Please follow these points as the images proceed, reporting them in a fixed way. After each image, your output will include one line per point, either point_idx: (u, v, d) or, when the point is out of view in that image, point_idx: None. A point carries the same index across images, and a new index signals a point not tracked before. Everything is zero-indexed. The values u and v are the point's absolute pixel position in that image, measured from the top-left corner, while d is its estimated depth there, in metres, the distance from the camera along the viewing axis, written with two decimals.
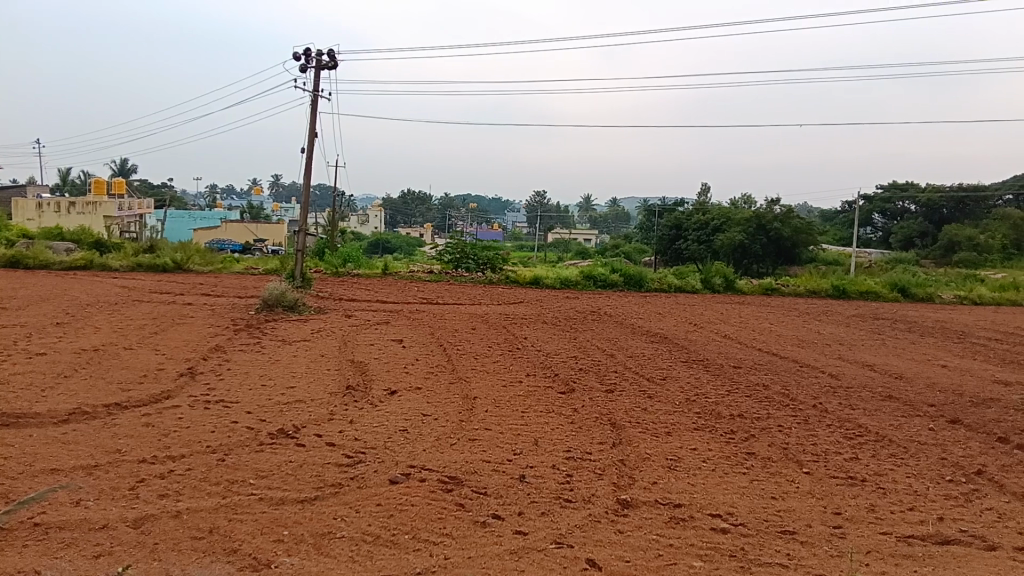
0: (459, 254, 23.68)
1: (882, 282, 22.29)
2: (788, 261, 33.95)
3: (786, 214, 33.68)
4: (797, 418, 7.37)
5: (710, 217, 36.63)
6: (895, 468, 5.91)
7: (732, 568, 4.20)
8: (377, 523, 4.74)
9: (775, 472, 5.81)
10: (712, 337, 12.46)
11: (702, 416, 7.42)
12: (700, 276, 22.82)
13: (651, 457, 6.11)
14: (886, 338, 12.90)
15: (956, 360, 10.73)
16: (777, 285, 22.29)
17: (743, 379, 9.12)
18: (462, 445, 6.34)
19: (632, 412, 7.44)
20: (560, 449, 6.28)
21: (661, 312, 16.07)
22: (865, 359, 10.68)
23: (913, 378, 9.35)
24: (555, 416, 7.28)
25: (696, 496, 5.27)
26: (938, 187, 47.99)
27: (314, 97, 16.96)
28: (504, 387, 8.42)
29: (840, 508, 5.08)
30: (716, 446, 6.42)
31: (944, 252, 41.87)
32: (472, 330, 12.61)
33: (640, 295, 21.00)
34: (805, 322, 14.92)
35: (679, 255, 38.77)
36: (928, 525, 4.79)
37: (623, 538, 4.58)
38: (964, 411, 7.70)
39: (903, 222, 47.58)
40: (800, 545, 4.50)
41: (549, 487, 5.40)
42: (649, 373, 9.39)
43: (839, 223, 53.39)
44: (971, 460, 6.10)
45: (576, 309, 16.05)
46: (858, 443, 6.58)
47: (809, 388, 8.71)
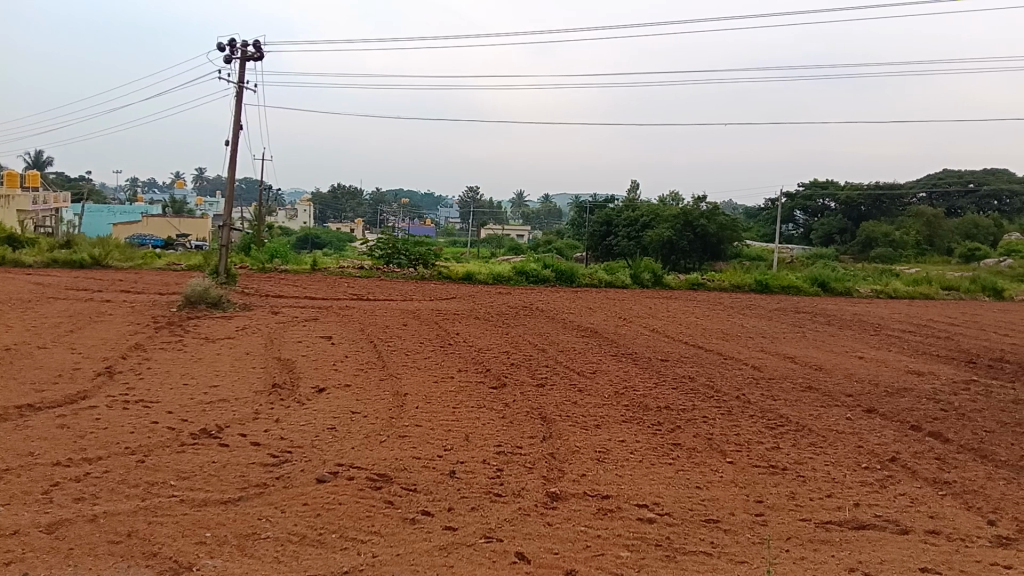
0: (390, 249, 23.47)
1: (803, 277, 22.99)
2: (714, 257, 34.70)
3: (712, 210, 34.40)
4: (722, 409, 7.53)
5: (640, 213, 37.18)
6: (815, 457, 6.09)
7: (658, 557, 4.26)
8: (303, 522, 4.65)
9: (700, 462, 5.92)
10: (641, 331, 12.64)
11: (630, 408, 7.52)
12: (630, 271, 23.16)
13: (580, 449, 6.16)
14: (807, 330, 13.31)
15: (873, 351, 11.15)
16: (703, 279, 22.77)
17: (670, 372, 9.28)
18: (391, 442, 6.27)
19: (563, 406, 7.49)
20: (491, 444, 6.27)
21: (592, 306, 16.24)
22: (787, 351, 10.99)
23: (831, 369, 9.66)
24: (486, 411, 7.27)
25: (624, 487, 5.33)
26: (855, 186, 49.76)
27: (239, 88, 16.56)
28: (436, 383, 8.37)
29: (763, 496, 5.21)
30: (643, 438, 6.52)
31: (861, 248, 43.44)
32: (403, 326, 12.50)
33: (571, 290, 21.18)
34: (730, 316, 15.28)
35: (610, 251, 39.19)
36: (846, 511, 4.95)
37: (552, 530, 4.60)
38: (879, 400, 8.00)
39: (823, 219, 49.16)
40: (724, 533, 4.59)
41: (478, 483, 5.38)
42: (579, 367, 9.48)
43: (762, 220, 54.83)
44: (885, 448, 6.34)
45: (507, 304, 16.06)
46: (780, 433, 6.77)
47: (733, 380, 8.92)
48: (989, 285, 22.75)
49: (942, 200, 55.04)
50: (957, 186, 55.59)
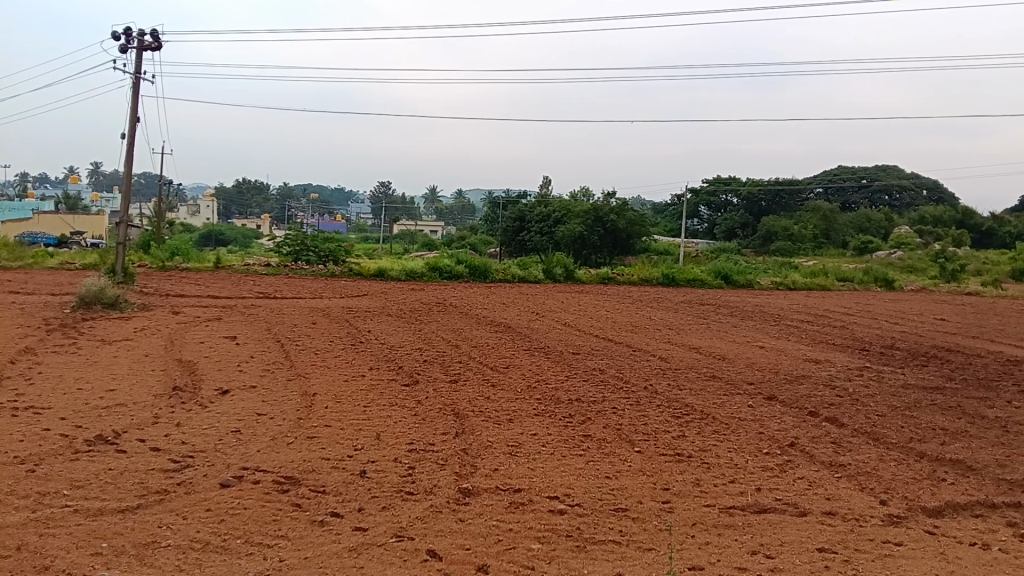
0: (298, 246, 22.98)
1: (708, 270, 23.67)
2: (623, 252, 35.35)
3: (621, 205, 35.02)
4: (630, 400, 7.69)
5: (552, 209, 37.55)
6: (719, 444, 6.28)
7: (568, 548, 4.30)
8: (207, 529, 4.50)
9: (609, 452, 6.02)
10: (553, 325, 12.75)
11: (542, 401, 7.57)
12: (542, 266, 23.34)
13: (493, 444, 6.16)
14: (711, 322, 13.73)
15: (773, 341, 11.58)
16: (613, 274, 23.18)
17: (581, 365, 9.40)
18: (299, 443, 6.13)
19: (476, 401, 7.48)
20: (402, 442, 6.20)
21: (505, 302, 16.30)
22: (692, 342, 11.30)
23: (734, 359, 9.99)
24: (398, 408, 7.19)
25: (536, 480, 5.36)
26: (756, 181, 51.57)
27: (136, 79, 15.87)
28: (346, 382, 8.23)
29: (669, 483, 5.34)
30: (554, 430, 6.58)
31: (762, 242, 45.01)
32: (312, 324, 12.24)
33: (484, 285, 21.21)
34: (639, 309, 15.61)
35: (523, 246, 39.41)
36: (748, 496, 5.12)
37: (464, 526, 4.58)
38: (778, 387, 8.32)
39: (726, 214, 50.74)
40: (632, 521, 4.67)
41: (390, 481, 5.32)
42: (492, 362, 9.49)
43: (669, 215, 56.18)
44: (785, 433, 6.58)
45: (420, 301, 15.96)
46: (685, 421, 6.95)
47: (642, 371, 9.11)
48: (880, 276, 23.91)
49: (838, 195, 57.68)
50: (850, 182, 58.29)
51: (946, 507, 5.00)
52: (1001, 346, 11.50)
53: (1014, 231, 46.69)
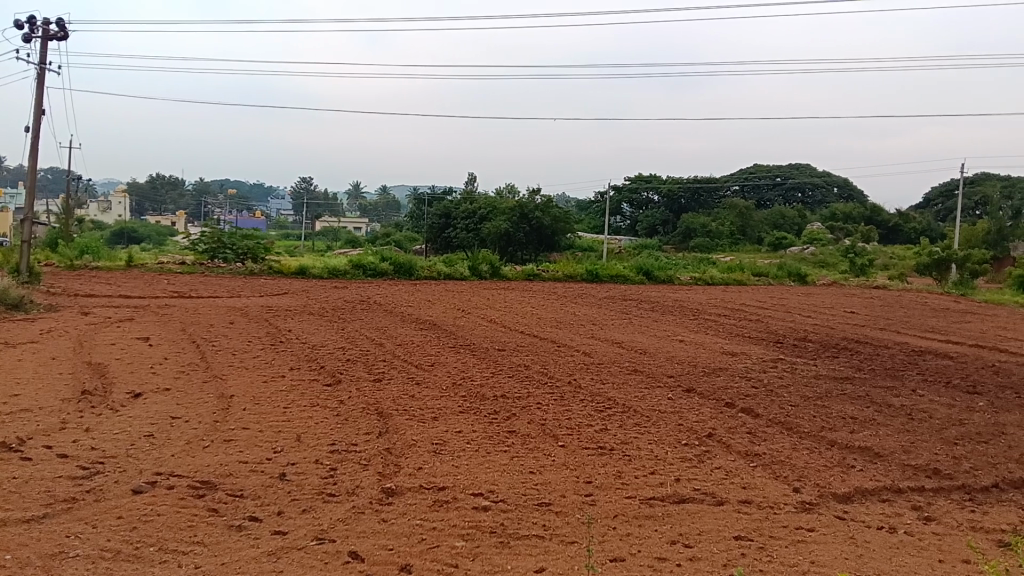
0: (215, 244, 22.38)
1: (630, 266, 24.07)
2: (549, 249, 35.59)
3: (546, 203, 35.26)
4: (554, 395, 7.75)
5: (477, 206, 37.58)
6: (640, 436, 6.39)
7: (492, 544, 4.31)
8: (118, 537, 4.33)
9: (533, 447, 6.06)
10: (478, 322, 12.77)
11: (467, 398, 7.57)
12: (468, 263, 23.29)
13: (417, 442, 6.12)
14: (633, 317, 13.97)
15: (692, 334, 11.85)
16: (538, 270, 23.30)
17: (506, 361, 9.43)
18: (217, 447, 5.97)
19: (400, 400, 7.42)
20: (324, 443, 6.10)
21: (431, 299, 16.22)
22: (615, 337, 11.47)
23: (655, 353, 10.19)
24: (319, 409, 7.07)
25: (460, 477, 5.35)
26: (676, 179, 52.68)
27: (40, 70, 15.17)
28: (266, 383, 8.05)
29: (592, 476, 5.40)
30: (479, 427, 6.57)
31: (683, 238, 45.96)
32: (230, 324, 11.91)
33: (409, 282, 21.06)
34: (564, 304, 15.76)
35: (449, 243, 39.28)
36: (668, 486, 5.22)
37: (387, 526, 4.54)
38: (697, 380, 8.53)
39: (647, 211, 51.66)
40: (555, 515, 4.71)
41: (310, 483, 5.23)
42: (416, 360, 9.42)
43: (592, 212, 56.86)
44: (703, 424, 6.74)
45: (343, 299, 15.73)
46: (608, 415, 7.04)
47: (566, 366, 9.19)
48: (794, 271, 24.73)
49: (753, 193, 59.49)
50: (765, 180, 60.16)
51: (855, 493, 5.21)
52: (906, 337, 12.05)
53: (918, 227, 48.95)
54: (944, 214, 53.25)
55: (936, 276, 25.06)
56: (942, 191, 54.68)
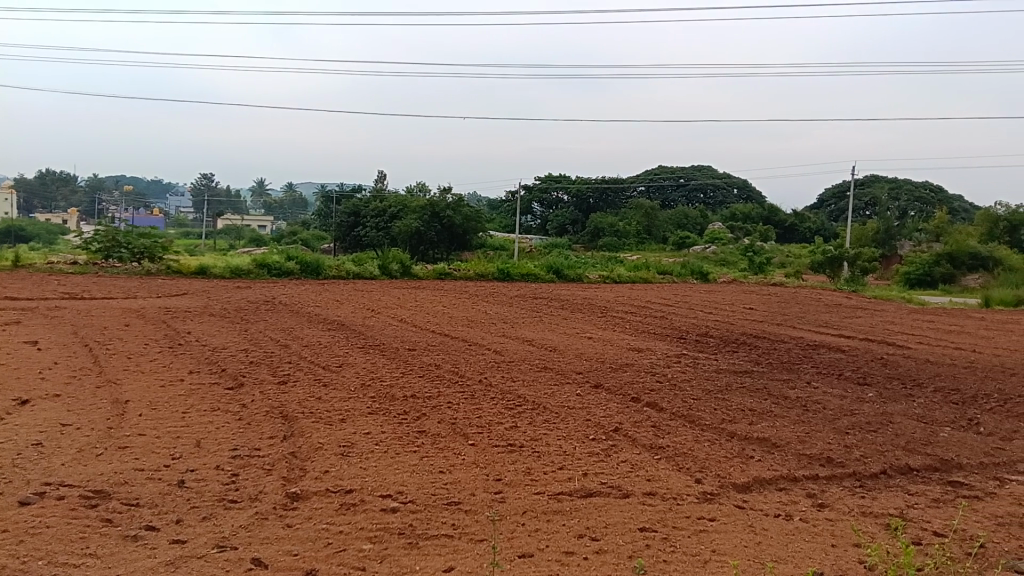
0: (110, 243, 21.41)
1: (541, 265, 24.27)
2: (460, 248, 35.47)
3: (457, 202, 35.17)
4: (465, 394, 7.74)
5: (387, 204, 37.21)
6: (549, 432, 6.45)
7: (400, 546, 4.26)
8: (2, 552, 4.08)
9: (443, 447, 6.03)
10: (388, 322, 12.64)
11: (375, 399, 7.46)
12: (378, 262, 23.00)
13: (323, 445, 6.00)
14: (543, 315, 14.11)
15: (601, 332, 12.05)
16: (450, 269, 23.23)
17: (416, 361, 9.35)
18: (111, 454, 5.70)
19: (306, 403, 7.25)
20: (225, 448, 5.91)
21: (339, 299, 15.93)
22: (525, 335, 11.54)
23: (564, 350, 10.31)
24: (221, 413, 6.85)
25: (368, 479, 5.27)
26: (585, 179, 53.48)
27: None
28: (164, 387, 7.73)
29: (501, 474, 5.42)
30: (388, 429, 6.49)
31: (592, 237, 46.69)
32: (125, 327, 11.39)
33: (316, 282, 20.65)
34: (474, 303, 15.77)
35: (359, 241, 38.75)
36: (576, 481, 5.28)
37: (292, 532, 4.44)
38: (605, 376, 8.68)
39: (557, 211, 52.22)
40: (464, 514, 4.70)
41: (211, 490, 5.05)
42: (324, 361, 9.24)
43: (503, 212, 57.09)
44: (610, 419, 6.86)
45: (247, 299, 15.29)
46: (518, 412, 7.08)
47: (477, 365, 9.19)
48: (697, 270, 25.44)
49: (658, 193, 60.96)
50: (670, 180, 61.73)
51: (754, 482, 5.39)
52: (802, 332, 12.56)
53: (813, 226, 51.09)
54: (837, 214, 55.84)
55: (829, 273, 26.24)
56: (834, 192, 57.26)
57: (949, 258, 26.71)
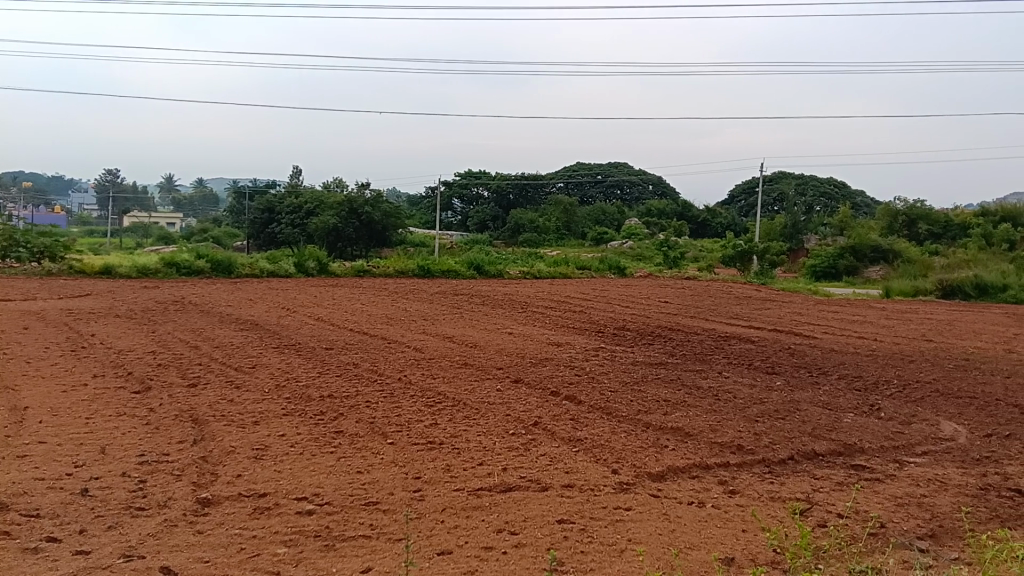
0: (6, 242, 20.34)
1: (461, 261, 24.22)
2: (379, 244, 35.08)
3: (376, 198, 34.82)
4: (384, 392, 7.67)
5: (303, 201, 36.55)
6: (468, 429, 6.44)
7: (317, 548, 4.19)
8: None
9: (361, 447, 5.96)
10: (304, 320, 12.41)
11: (291, 401, 7.31)
12: (293, 260, 22.54)
13: (236, 448, 5.85)
14: (463, 311, 14.10)
15: (520, 327, 12.12)
16: (368, 266, 22.97)
17: (333, 360, 9.20)
18: (8, 464, 5.42)
19: (218, 405, 7.05)
20: (132, 454, 5.70)
21: (253, 298, 15.56)
22: (446, 331, 11.51)
23: (484, 345, 10.33)
24: (127, 419, 6.60)
25: (282, 482, 5.16)
26: (505, 175, 53.69)
27: None
28: (66, 393, 7.39)
29: (421, 472, 5.38)
30: (303, 430, 6.37)
31: (512, 233, 46.90)
32: (23, 330, 10.85)
33: (228, 281, 20.11)
34: (392, 300, 15.64)
35: (273, 239, 37.88)
36: (495, 476, 5.30)
37: (203, 538, 4.31)
38: (524, 370, 8.73)
39: (477, 207, 52.24)
40: (382, 513, 4.65)
41: (117, 498, 4.86)
42: (236, 362, 9.00)
43: (423, 208, 56.77)
44: (530, 414, 6.90)
45: (155, 299, 14.76)
46: (437, 409, 7.05)
47: (396, 363, 9.11)
48: (615, 264, 25.86)
49: (577, 189, 61.69)
50: (587, 177, 62.54)
51: (668, 471, 5.52)
52: (715, 324, 12.92)
53: (724, 222, 52.57)
54: (747, 209, 57.59)
55: (740, 266, 27.05)
56: (744, 188, 59.04)
57: (852, 251, 27.87)
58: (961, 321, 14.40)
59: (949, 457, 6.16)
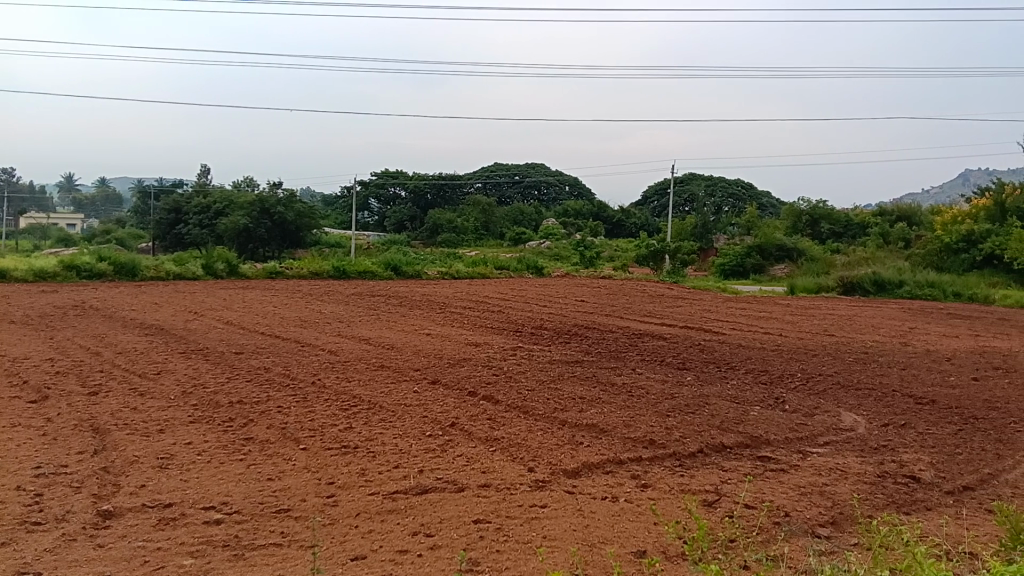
0: None
1: (378, 262, 23.97)
2: (293, 245, 34.43)
3: (289, 198, 34.21)
4: (297, 396, 7.53)
5: (212, 200, 35.55)
6: (384, 431, 6.39)
7: (225, 558, 4.09)
8: None
9: (272, 453, 5.83)
10: (213, 324, 12.07)
11: (198, 408, 7.09)
12: (201, 262, 21.89)
13: (140, 458, 5.65)
14: (379, 312, 13.97)
15: (438, 327, 12.09)
16: (280, 268, 22.48)
17: (244, 365, 8.97)
18: None
19: (121, 414, 6.79)
20: (27, 466, 5.43)
21: (159, 301, 15.03)
22: (362, 333, 11.38)
23: (402, 347, 10.26)
24: (21, 430, 6.27)
25: (189, 491, 5.01)
26: (422, 176, 53.50)
27: None
28: None
29: (334, 477, 5.31)
30: (212, 437, 6.20)
31: (430, 233, 46.72)
32: None
33: (133, 284, 19.37)
34: (307, 302, 15.38)
35: (180, 239, 36.68)
36: (410, 479, 5.27)
37: (105, 551, 4.15)
38: (442, 371, 8.71)
39: (394, 207, 51.85)
40: (294, 521, 4.57)
41: (11, 513, 4.63)
42: (140, 369, 8.67)
43: (339, 208, 55.99)
44: (447, 415, 6.89)
45: (53, 304, 14.09)
46: (353, 413, 6.97)
47: (309, 367, 8.95)
48: (532, 264, 26.07)
49: (494, 189, 62.01)
50: (505, 177, 62.92)
51: (582, 467, 5.60)
52: (629, 322, 13.17)
53: (638, 222, 53.65)
54: (659, 210, 58.92)
55: (653, 265, 27.72)
56: (657, 188, 60.40)
57: (759, 250, 28.84)
58: (860, 316, 15.07)
59: (848, 447, 6.44)
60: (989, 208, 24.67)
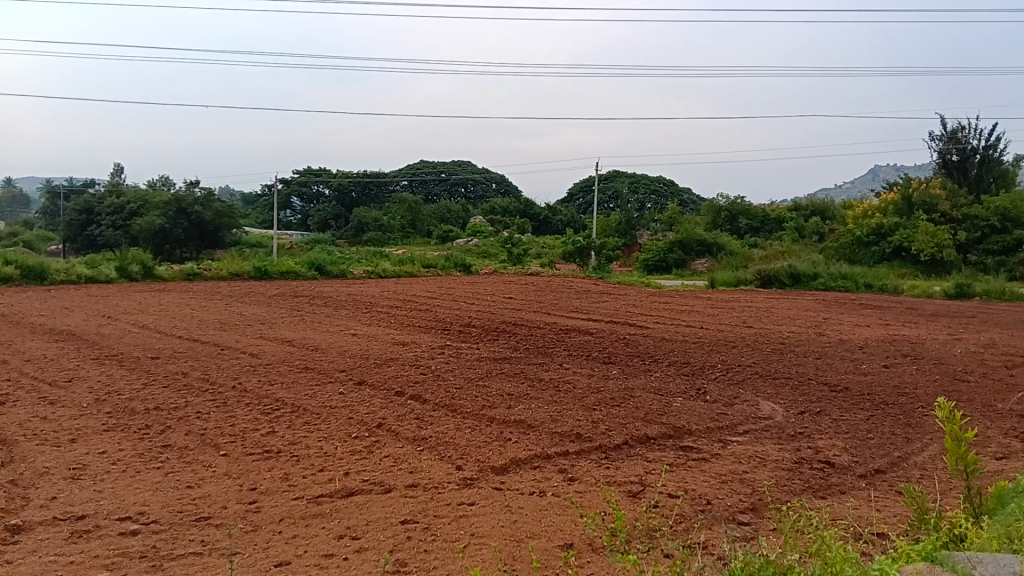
0: None
1: (301, 262, 23.55)
2: (212, 246, 33.54)
3: (207, 197, 33.35)
4: (217, 401, 7.35)
5: (126, 200, 34.36)
6: (309, 434, 6.29)
7: (142, 570, 3.97)
8: None
9: (191, 460, 5.68)
10: (128, 329, 11.67)
11: (112, 416, 6.85)
12: (115, 264, 21.15)
13: (50, 469, 5.43)
14: (303, 313, 13.74)
15: (363, 327, 11.96)
16: (198, 269, 21.87)
17: (161, 370, 8.70)
18: None
19: (29, 424, 6.49)
20: None
21: (69, 306, 14.46)
22: (284, 335, 11.17)
23: (327, 348, 10.11)
24: None
25: (103, 502, 4.84)
26: (346, 174, 52.87)
27: None
28: None
29: (256, 482, 5.21)
30: (128, 446, 6.00)
31: (355, 232, 46.18)
32: None
33: (40, 288, 18.58)
34: (227, 304, 15.01)
35: (92, 241, 35.33)
36: (336, 481, 5.21)
37: (12, 568, 3.97)
38: (368, 372, 8.62)
39: (318, 205, 51.06)
40: (215, 528, 4.47)
41: None
42: (50, 377, 8.31)
43: (261, 207, 54.86)
44: (373, 416, 6.83)
45: None
46: (275, 416, 6.84)
47: (230, 370, 8.74)
48: (459, 262, 26.03)
49: (420, 187, 61.66)
50: (431, 175, 62.63)
51: (510, 463, 5.63)
52: (555, 318, 13.28)
53: (564, 219, 54.14)
54: (585, 207, 59.53)
55: (579, 261, 28.04)
56: (582, 185, 61.05)
57: (681, 244, 29.44)
58: (777, 308, 15.55)
59: (767, 434, 6.65)
60: (897, 203, 25.76)
